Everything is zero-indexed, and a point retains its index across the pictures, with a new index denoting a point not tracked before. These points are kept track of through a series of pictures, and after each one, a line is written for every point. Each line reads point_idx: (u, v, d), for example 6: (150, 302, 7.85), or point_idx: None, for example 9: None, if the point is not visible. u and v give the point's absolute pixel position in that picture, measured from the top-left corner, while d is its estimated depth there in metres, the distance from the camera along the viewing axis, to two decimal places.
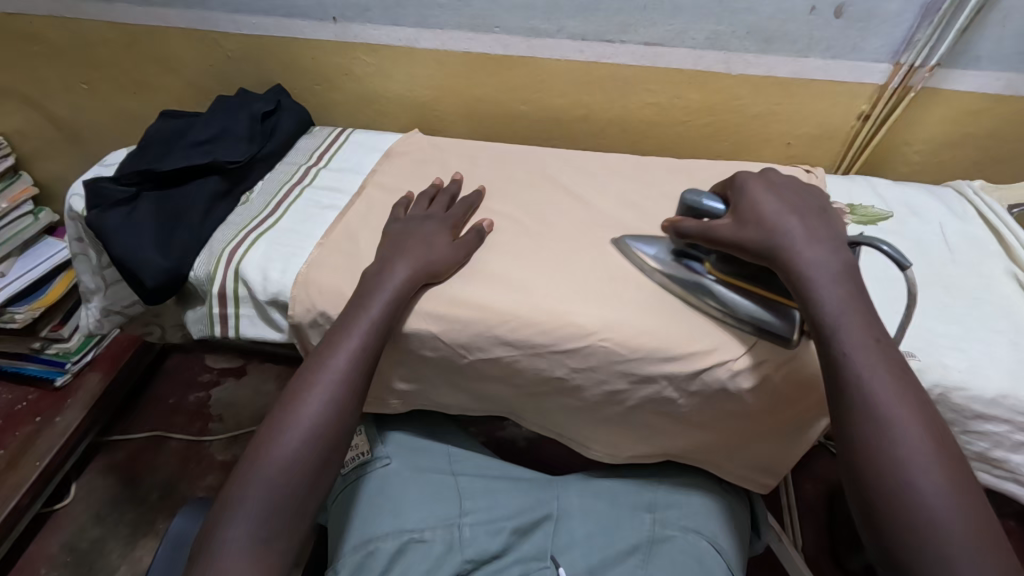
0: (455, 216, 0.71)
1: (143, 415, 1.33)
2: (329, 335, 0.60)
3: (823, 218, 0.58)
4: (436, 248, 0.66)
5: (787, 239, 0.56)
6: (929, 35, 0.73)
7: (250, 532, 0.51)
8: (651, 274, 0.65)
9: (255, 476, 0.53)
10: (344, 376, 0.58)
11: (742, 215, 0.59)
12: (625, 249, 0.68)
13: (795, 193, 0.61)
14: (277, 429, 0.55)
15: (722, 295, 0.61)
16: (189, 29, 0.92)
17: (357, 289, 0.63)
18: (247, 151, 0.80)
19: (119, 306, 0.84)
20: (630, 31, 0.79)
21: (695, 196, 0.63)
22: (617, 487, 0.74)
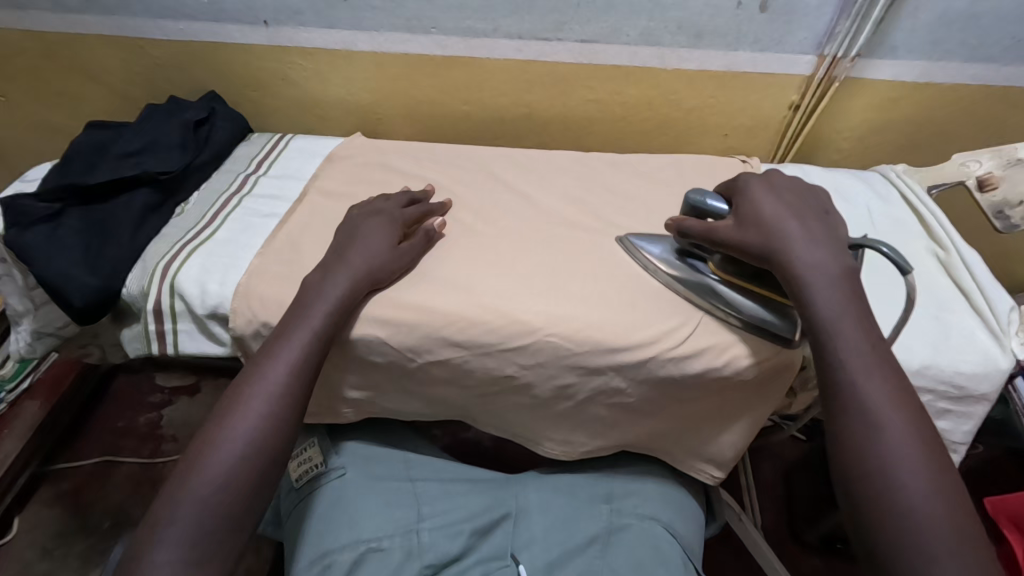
0: (405, 216, 0.69)
1: (89, 440, 1.27)
2: (266, 346, 0.58)
3: (823, 222, 0.56)
4: (382, 249, 0.65)
5: (787, 245, 0.54)
6: (849, 27, 0.76)
7: (176, 556, 0.48)
8: (657, 274, 0.66)
9: (188, 494, 0.50)
10: (281, 390, 0.56)
11: (743, 218, 0.57)
12: (629, 247, 0.69)
13: (794, 194, 0.59)
14: (207, 446, 0.53)
15: (726, 295, 0.61)
16: (113, 36, 0.88)
17: (297, 297, 0.61)
18: (180, 161, 0.77)
19: (52, 328, 0.79)
20: (566, 28, 0.80)
21: (698, 196, 0.61)
22: (574, 480, 0.74)
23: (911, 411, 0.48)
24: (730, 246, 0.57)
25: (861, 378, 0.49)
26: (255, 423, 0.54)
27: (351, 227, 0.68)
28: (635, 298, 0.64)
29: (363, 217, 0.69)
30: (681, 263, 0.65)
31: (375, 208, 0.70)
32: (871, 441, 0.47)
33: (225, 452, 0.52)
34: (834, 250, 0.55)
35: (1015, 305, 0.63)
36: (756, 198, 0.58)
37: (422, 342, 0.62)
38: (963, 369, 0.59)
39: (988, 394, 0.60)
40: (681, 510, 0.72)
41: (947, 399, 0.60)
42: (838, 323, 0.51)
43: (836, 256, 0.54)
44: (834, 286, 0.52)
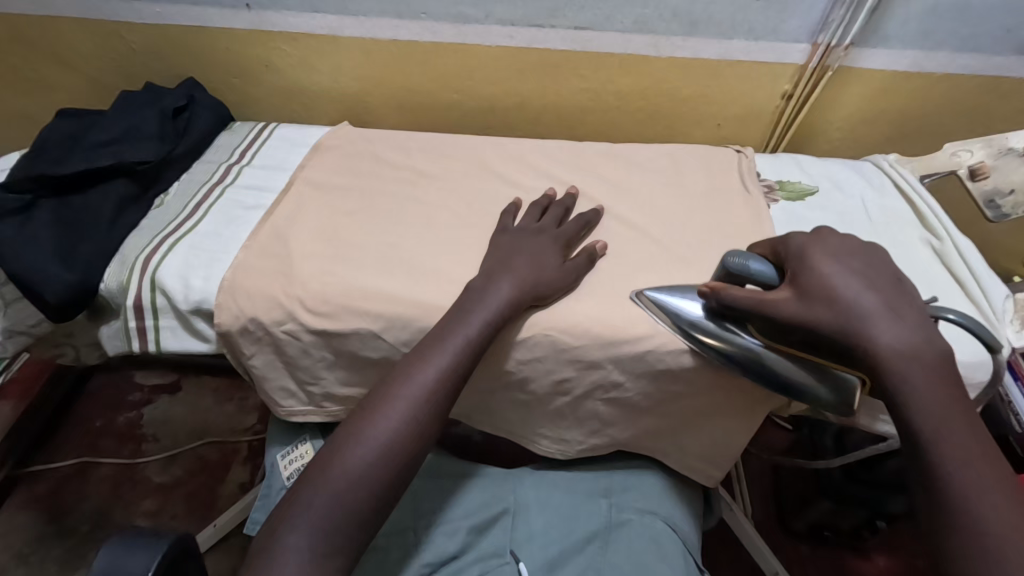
0: (568, 233, 0.67)
1: (65, 442, 1.23)
2: (418, 346, 0.57)
3: (902, 294, 0.51)
4: (548, 270, 0.62)
5: (865, 322, 0.49)
6: (843, 16, 0.76)
7: (305, 548, 0.46)
8: (690, 339, 0.59)
9: (327, 482, 0.49)
10: (431, 393, 0.54)
11: (807, 291, 0.51)
12: (650, 306, 0.61)
13: (861, 254, 0.54)
14: (352, 435, 0.51)
15: (772, 365, 0.56)
16: (84, 18, 0.84)
17: (455, 303, 0.60)
18: (159, 150, 0.74)
19: (24, 326, 0.76)
20: (559, 15, 0.78)
21: (741, 260, 0.57)
22: (573, 475, 0.74)
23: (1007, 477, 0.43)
24: (791, 325, 0.51)
25: (948, 434, 0.44)
26: (403, 419, 0.52)
27: (520, 241, 0.65)
28: (631, 291, 0.63)
29: (523, 236, 0.66)
30: (717, 329, 0.58)
31: (529, 228, 0.67)
32: (950, 487, 0.43)
33: (368, 444, 0.51)
34: (919, 330, 0.49)
35: (1010, 295, 0.64)
36: (821, 265, 0.53)
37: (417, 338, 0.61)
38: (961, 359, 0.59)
39: (984, 383, 0.60)
40: (679, 504, 0.72)
41: None
42: (921, 379, 0.46)
43: (920, 338, 0.48)
44: (918, 347, 0.48)
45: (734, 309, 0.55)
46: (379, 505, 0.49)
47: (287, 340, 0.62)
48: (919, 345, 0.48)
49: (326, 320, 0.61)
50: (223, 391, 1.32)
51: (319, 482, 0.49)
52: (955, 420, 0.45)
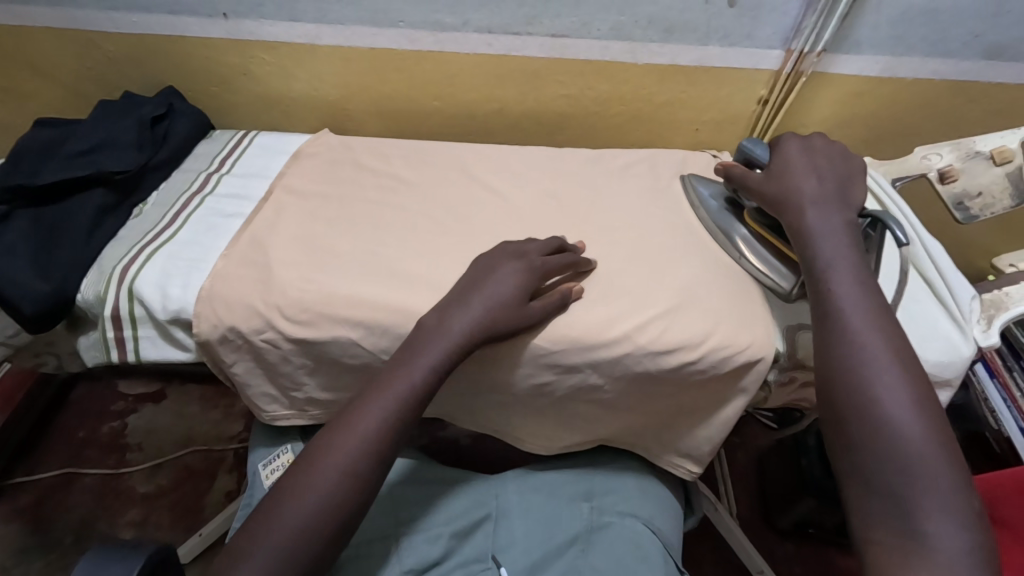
0: (545, 266, 0.63)
1: (48, 453, 1.22)
2: (371, 386, 0.55)
3: (842, 188, 0.63)
4: (508, 302, 0.59)
5: (799, 198, 0.62)
6: (815, 22, 0.77)
7: (271, 554, 0.47)
8: (699, 212, 0.74)
9: (268, 535, 0.48)
10: (379, 437, 0.53)
11: (773, 173, 0.65)
12: (687, 184, 0.77)
13: (834, 156, 0.66)
14: (296, 484, 0.51)
15: (748, 242, 0.69)
16: (59, 27, 0.83)
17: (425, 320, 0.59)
18: (137, 159, 0.74)
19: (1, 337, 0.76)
20: (536, 22, 0.79)
21: (750, 147, 0.68)
22: (555, 478, 0.74)
23: (902, 364, 0.51)
24: (755, 193, 0.65)
25: (861, 333, 0.52)
26: (348, 469, 0.51)
27: (490, 267, 0.62)
28: (608, 296, 0.64)
29: (491, 263, 0.63)
30: (720, 210, 0.73)
31: (507, 252, 0.64)
32: (858, 368, 0.50)
33: (312, 495, 0.50)
34: (844, 213, 0.60)
35: (976, 295, 0.65)
36: (787, 158, 0.65)
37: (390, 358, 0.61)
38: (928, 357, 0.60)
39: (952, 381, 0.61)
40: (659, 505, 0.73)
41: None
42: (839, 259, 0.56)
43: (843, 219, 0.60)
44: (838, 233, 0.58)
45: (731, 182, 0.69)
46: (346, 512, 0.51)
47: (268, 349, 0.62)
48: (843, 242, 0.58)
49: (305, 328, 0.61)
50: (209, 398, 1.32)
51: (261, 535, 0.49)
52: (868, 311, 0.53)
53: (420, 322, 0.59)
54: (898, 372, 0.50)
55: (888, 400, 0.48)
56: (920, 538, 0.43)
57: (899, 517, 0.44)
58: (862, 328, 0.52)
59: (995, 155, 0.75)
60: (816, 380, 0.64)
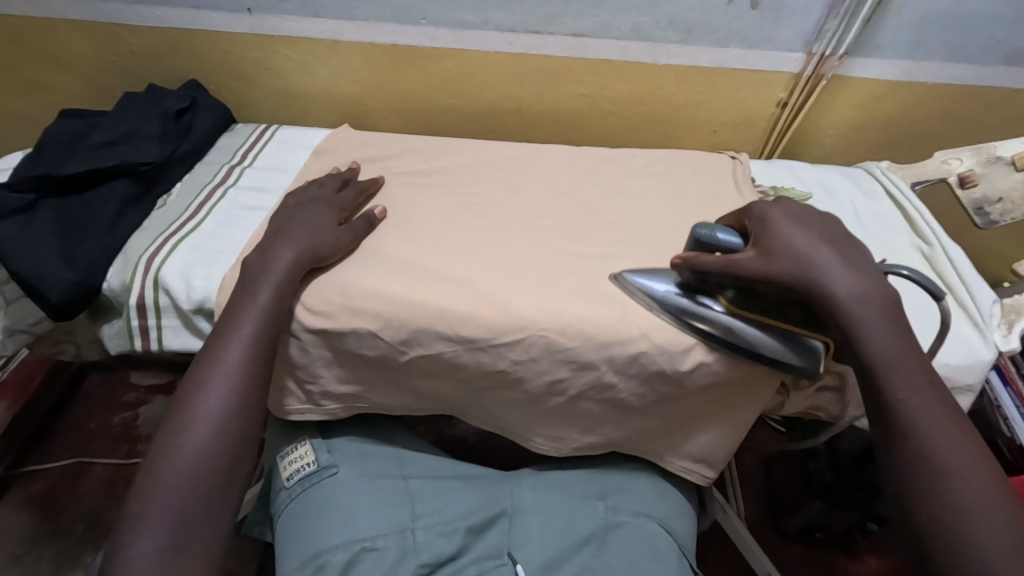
0: (345, 200, 0.70)
1: (60, 442, 1.23)
2: (213, 333, 0.59)
3: (854, 247, 0.55)
4: (323, 230, 0.65)
5: (824, 273, 0.53)
6: (837, 25, 0.77)
7: (155, 544, 0.49)
8: (663, 314, 0.62)
9: (161, 482, 0.52)
10: (244, 370, 0.57)
11: (772, 251, 0.54)
12: (626, 286, 0.65)
13: (812, 216, 0.58)
14: (178, 432, 0.54)
15: (742, 331, 0.59)
16: (85, 20, 0.85)
17: (240, 279, 0.62)
18: (161, 151, 0.74)
19: (23, 325, 0.77)
20: (557, 22, 0.79)
21: (707, 231, 0.59)
22: (567, 477, 0.74)
23: (960, 423, 0.49)
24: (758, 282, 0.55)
25: (931, 432, 0.48)
26: (222, 403, 0.55)
27: (303, 207, 0.69)
28: (626, 294, 0.64)
29: (303, 204, 0.69)
30: (689, 303, 0.61)
31: (318, 194, 0.70)
32: (934, 475, 0.47)
33: (195, 435, 0.54)
34: (871, 278, 0.54)
35: (997, 300, 0.65)
36: (781, 230, 0.56)
37: (355, 334, 0.62)
38: (947, 362, 0.60)
39: (971, 386, 0.61)
40: (670, 505, 0.73)
41: None
42: (879, 327, 0.51)
43: (875, 287, 0.53)
44: (874, 302, 0.52)
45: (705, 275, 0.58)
46: (217, 481, 0.53)
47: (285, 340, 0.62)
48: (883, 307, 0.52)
49: (324, 320, 0.62)
50: None
51: (156, 484, 0.52)
52: (931, 404, 0.49)
53: (243, 264, 0.63)
54: (958, 438, 0.48)
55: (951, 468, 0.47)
56: None
57: None
58: (910, 392, 0.49)
59: (1016, 161, 0.75)
60: (831, 385, 0.66)
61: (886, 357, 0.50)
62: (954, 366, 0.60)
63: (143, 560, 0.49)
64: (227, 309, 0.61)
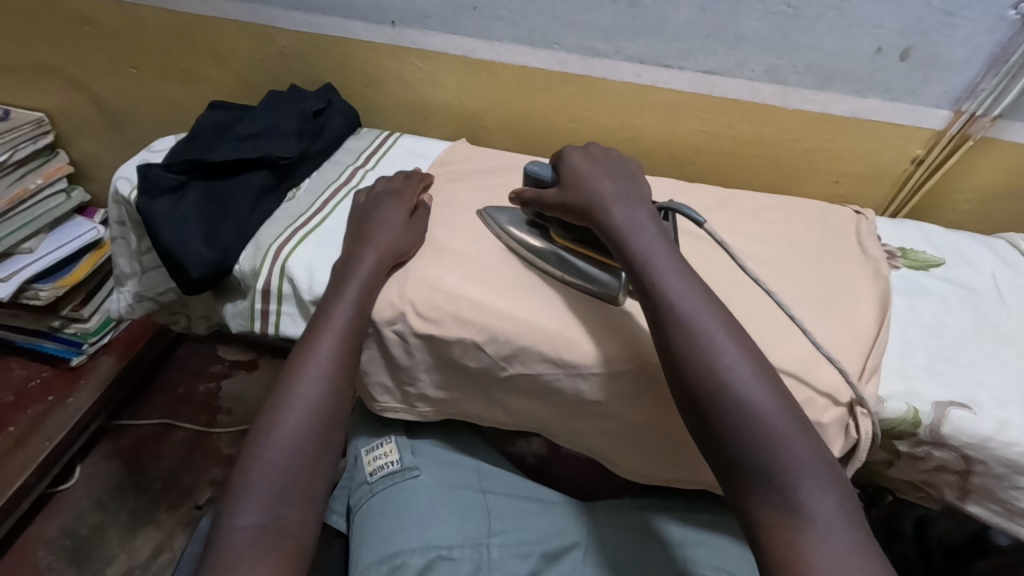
0: (412, 191, 0.74)
1: (152, 402, 1.32)
2: (309, 325, 0.62)
3: (632, 180, 0.65)
4: (396, 227, 0.69)
5: (600, 200, 0.63)
6: (994, 85, 0.72)
7: (257, 517, 0.51)
8: (503, 239, 0.71)
9: (260, 460, 0.54)
10: (335, 357, 0.59)
11: (568, 187, 0.65)
12: (485, 220, 0.73)
13: (614, 160, 0.68)
14: (277, 411, 0.56)
15: (562, 257, 0.66)
16: (245, 21, 0.92)
17: (331, 277, 0.65)
18: (297, 147, 0.79)
19: (152, 293, 0.84)
20: (690, 57, 0.79)
21: (534, 167, 0.69)
22: (648, 514, 0.71)
23: (743, 339, 0.53)
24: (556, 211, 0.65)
25: (690, 316, 0.53)
26: (317, 384, 0.58)
27: (373, 205, 0.72)
28: (761, 344, 0.59)
29: (374, 201, 0.73)
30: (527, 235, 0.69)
31: (385, 189, 0.74)
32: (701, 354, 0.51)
33: (291, 416, 0.56)
34: (648, 214, 0.62)
35: None
36: (576, 164, 0.67)
37: (464, 341, 0.62)
38: None
39: None
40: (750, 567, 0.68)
41: None
42: (664, 267, 0.56)
43: (645, 222, 0.60)
44: (646, 225, 0.60)
45: (531, 204, 0.69)
46: (314, 465, 0.55)
47: (394, 341, 0.64)
48: (645, 221, 0.61)
49: (433, 326, 0.63)
50: None
51: (255, 461, 0.54)
52: (688, 292, 0.55)
53: (334, 264, 0.66)
54: (736, 352, 0.51)
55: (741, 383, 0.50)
56: (794, 503, 0.46)
57: (773, 489, 0.47)
58: (690, 322, 0.53)
59: None
60: (952, 467, 0.58)
61: (670, 289, 0.55)
62: None
63: (245, 533, 0.50)
64: (324, 292, 0.65)
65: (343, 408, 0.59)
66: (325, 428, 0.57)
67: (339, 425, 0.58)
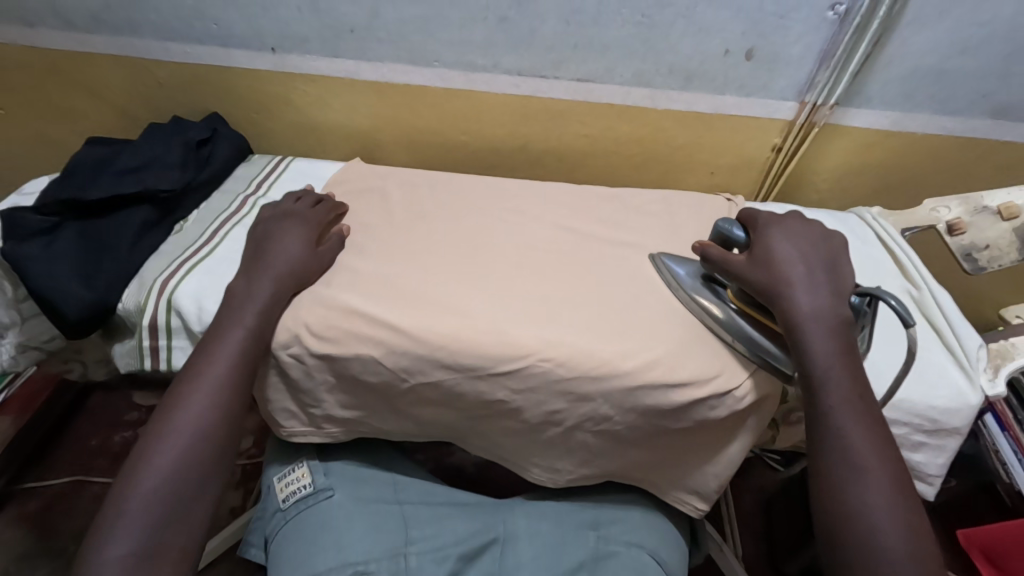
0: (317, 218, 0.73)
1: (60, 459, 1.24)
2: (199, 350, 0.61)
3: (831, 270, 0.60)
4: (289, 249, 0.68)
5: (790, 286, 0.58)
6: (828, 77, 0.81)
7: (130, 549, 0.50)
8: (680, 293, 0.69)
9: (137, 491, 0.53)
10: (225, 383, 0.59)
11: (756, 257, 0.61)
12: (659, 266, 0.72)
13: (816, 238, 0.63)
14: (158, 436, 0.55)
15: (739, 324, 0.64)
16: (120, 54, 0.90)
17: (223, 304, 0.64)
18: (181, 179, 0.78)
19: (37, 341, 0.81)
20: (563, 67, 0.84)
21: (726, 224, 0.65)
22: (563, 506, 0.74)
23: (899, 479, 0.50)
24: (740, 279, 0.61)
25: (849, 427, 0.52)
26: (203, 412, 0.57)
27: (274, 232, 0.71)
28: (641, 332, 0.64)
29: (274, 224, 0.72)
30: (701, 288, 0.68)
31: (287, 215, 0.73)
32: (850, 472, 0.50)
33: (173, 442, 0.55)
34: (836, 299, 0.58)
35: (984, 343, 0.67)
36: (771, 238, 0.62)
37: (360, 358, 0.63)
38: (937, 404, 0.62)
39: (960, 429, 0.62)
40: (662, 539, 0.72)
41: (923, 432, 0.63)
42: (825, 342, 0.55)
43: (834, 306, 0.57)
44: (833, 328, 0.55)
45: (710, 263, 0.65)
46: (197, 496, 0.54)
47: (292, 363, 0.64)
48: (835, 323, 0.56)
49: (328, 344, 0.63)
50: None
51: (132, 489, 0.53)
52: (857, 413, 0.52)
53: (229, 287, 0.66)
54: (869, 436, 0.51)
55: (864, 457, 0.50)
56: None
57: None
58: (842, 402, 0.53)
59: (1002, 211, 0.79)
60: None
61: (836, 408, 0.52)
62: (960, 421, 0.62)
63: (115, 563, 0.50)
64: (225, 306, 0.65)
65: (231, 432, 0.58)
66: (208, 455, 0.56)
67: (227, 453, 0.58)
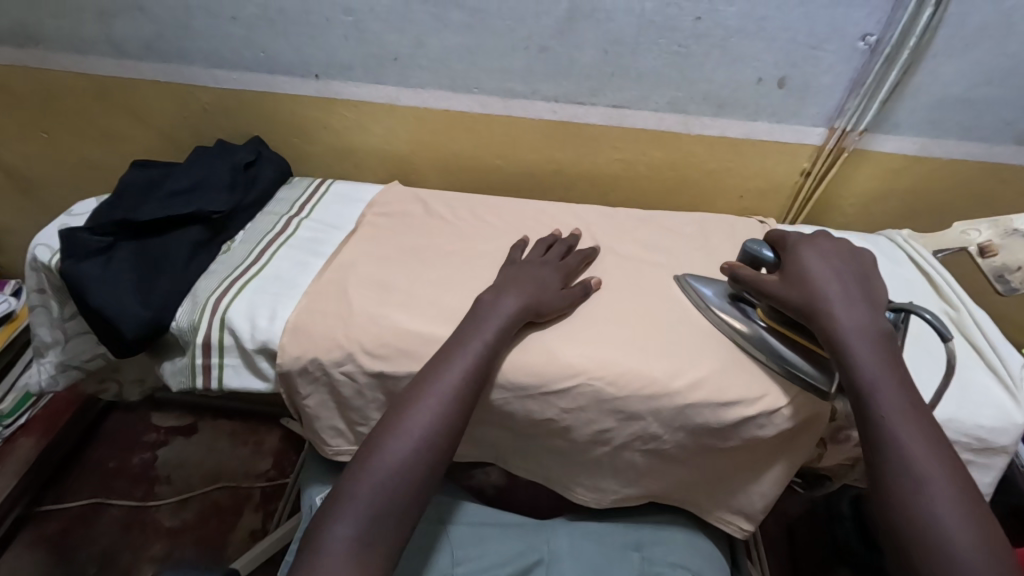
0: (570, 265, 0.74)
1: (80, 480, 1.23)
2: (442, 350, 0.61)
3: (862, 282, 0.61)
4: (547, 290, 0.68)
5: (826, 301, 0.58)
6: (858, 104, 0.83)
7: (350, 536, 0.51)
8: (707, 312, 0.70)
9: (366, 481, 0.53)
10: (457, 393, 0.58)
11: (790, 277, 0.62)
12: (685, 286, 0.73)
13: (846, 255, 0.63)
14: (390, 428, 0.56)
15: (773, 341, 0.64)
16: (167, 80, 0.92)
17: (469, 312, 0.66)
18: (229, 200, 0.80)
19: (77, 361, 0.81)
20: (599, 95, 0.86)
21: (755, 246, 0.68)
22: (605, 527, 0.74)
23: (957, 476, 0.49)
24: (775, 300, 0.62)
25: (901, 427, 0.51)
26: (433, 420, 0.56)
27: (530, 268, 0.71)
28: (688, 350, 0.65)
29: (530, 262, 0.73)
30: (731, 308, 0.69)
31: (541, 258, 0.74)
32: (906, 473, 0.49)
33: (406, 440, 0.55)
34: (873, 310, 0.58)
35: None
36: (804, 258, 0.63)
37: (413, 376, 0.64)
38: (984, 423, 0.63)
39: (1006, 447, 0.63)
40: (706, 561, 0.71)
41: (968, 451, 0.63)
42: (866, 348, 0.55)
43: (870, 314, 0.57)
44: (873, 334, 0.56)
45: (741, 283, 0.66)
46: (413, 501, 0.53)
47: (343, 381, 0.65)
48: (874, 331, 0.56)
49: (382, 363, 0.64)
50: (240, 436, 1.32)
51: (363, 475, 0.53)
52: (907, 412, 0.52)
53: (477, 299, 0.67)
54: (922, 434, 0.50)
55: (919, 456, 0.50)
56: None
57: None
58: (890, 403, 0.52)
59: None
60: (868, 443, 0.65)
61: (885, 408, 0.52)
62: (1006, 440, 0.63)
63: (341, 544, 0.50)
64: (467, 317, 0.65)
65: (454, 439, 0.57)
66: (434, 463, 0.55)
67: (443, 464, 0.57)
